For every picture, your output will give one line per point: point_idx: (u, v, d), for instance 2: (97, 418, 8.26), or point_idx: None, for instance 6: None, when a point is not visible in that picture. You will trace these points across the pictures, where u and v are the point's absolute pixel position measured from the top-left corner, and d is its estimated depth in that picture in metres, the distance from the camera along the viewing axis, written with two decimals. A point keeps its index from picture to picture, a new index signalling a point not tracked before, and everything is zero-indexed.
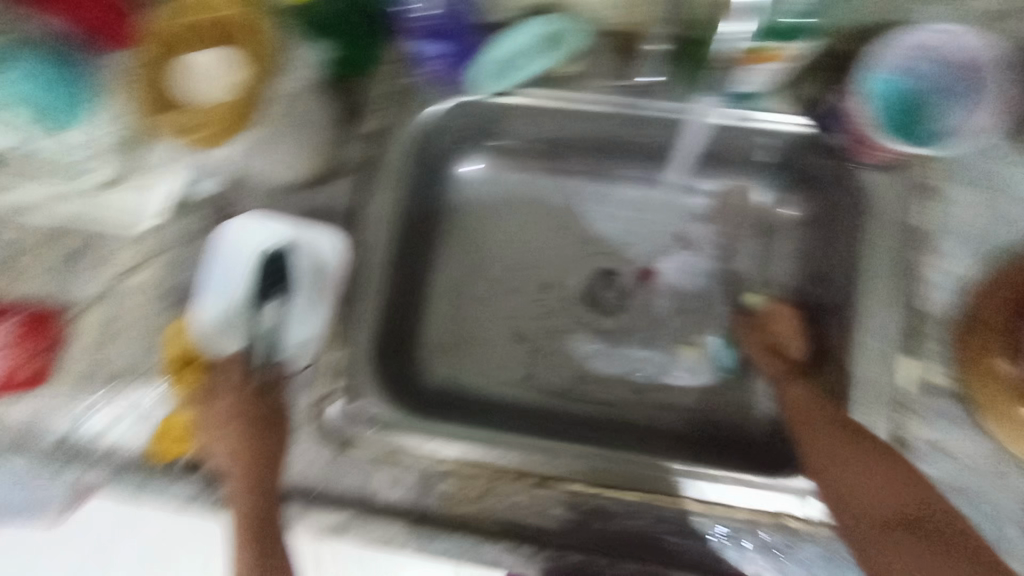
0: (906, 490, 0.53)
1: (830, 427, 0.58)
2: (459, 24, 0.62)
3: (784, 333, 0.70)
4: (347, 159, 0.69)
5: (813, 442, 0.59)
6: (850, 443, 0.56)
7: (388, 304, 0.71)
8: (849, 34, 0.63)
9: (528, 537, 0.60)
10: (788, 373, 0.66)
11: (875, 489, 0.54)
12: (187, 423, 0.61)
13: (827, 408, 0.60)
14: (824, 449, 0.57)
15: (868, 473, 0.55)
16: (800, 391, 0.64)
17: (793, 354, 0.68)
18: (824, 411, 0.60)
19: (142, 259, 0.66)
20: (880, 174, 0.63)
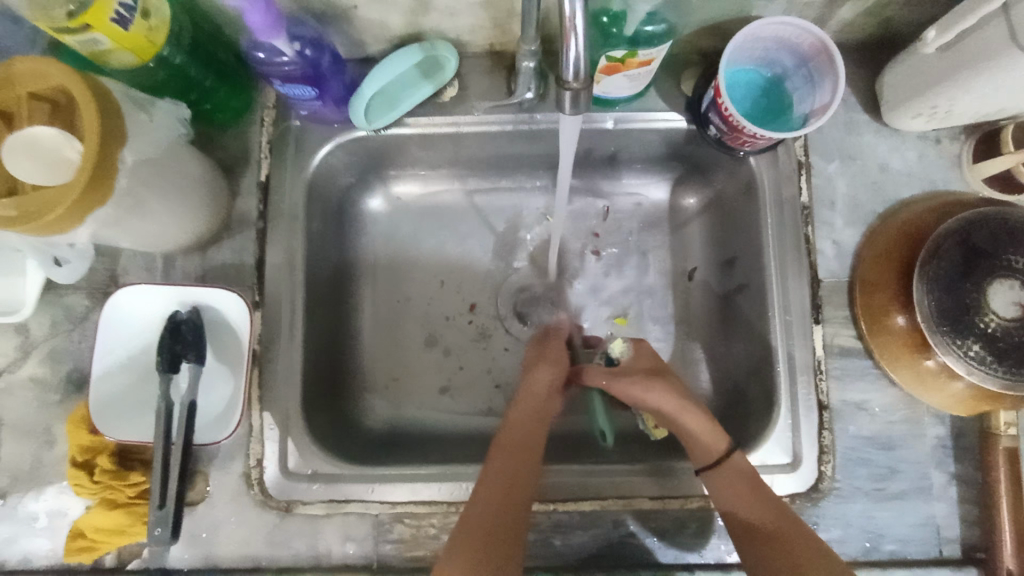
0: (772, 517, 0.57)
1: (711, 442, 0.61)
2: (330, 60, 0.60)
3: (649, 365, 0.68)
4: (244, 213, 0.66)
5: (695, 443, 0.61)
6: (727, 460, 0.59)
7: (312, 352, 0.67)
8: (714, 33, 0.65)
9: None
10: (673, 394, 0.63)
11: (755, 501, 0.58)
12: (107, 517, 0.58)
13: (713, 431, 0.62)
14: (705, 449, 0.61)
15: (759, 510, 0.57)
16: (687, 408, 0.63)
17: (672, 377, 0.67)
18: (688, 414, 0.62)
19: (26, 351, 0.63)
20: (763, 161, 0.67)
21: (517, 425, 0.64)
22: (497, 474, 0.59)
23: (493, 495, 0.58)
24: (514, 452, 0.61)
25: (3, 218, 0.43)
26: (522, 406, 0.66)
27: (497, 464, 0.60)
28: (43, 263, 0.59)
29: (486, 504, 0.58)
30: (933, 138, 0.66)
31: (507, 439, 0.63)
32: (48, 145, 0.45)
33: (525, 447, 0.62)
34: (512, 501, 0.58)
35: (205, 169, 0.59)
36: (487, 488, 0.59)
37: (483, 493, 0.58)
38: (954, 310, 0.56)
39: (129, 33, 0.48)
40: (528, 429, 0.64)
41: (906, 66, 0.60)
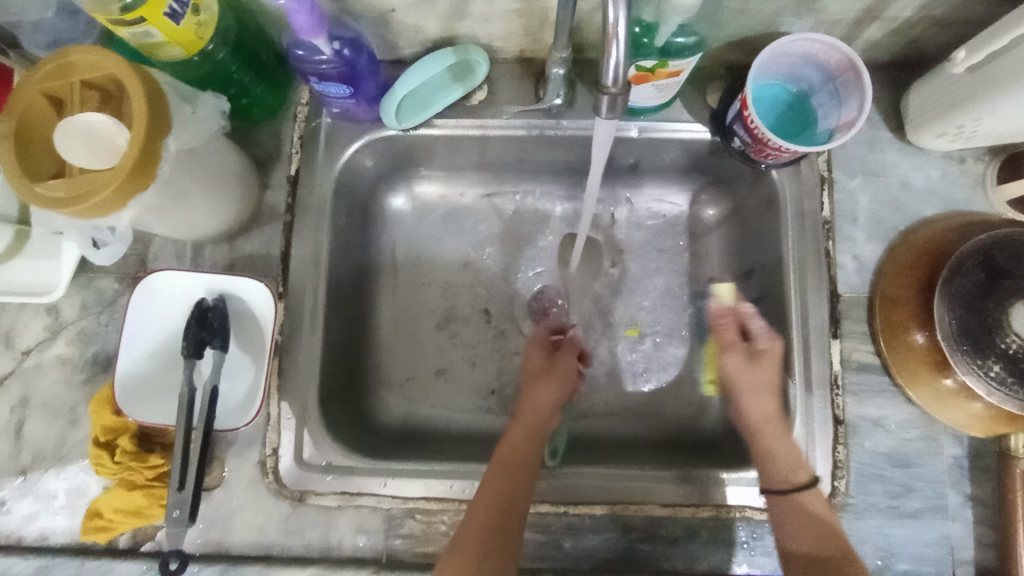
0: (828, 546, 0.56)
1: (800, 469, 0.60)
2: (367, 59, 0.61)
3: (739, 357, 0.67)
4: (273, 206, 0.67)
5: (773, 464, 0.61)
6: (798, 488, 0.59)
7: (332, 345, 0.68)
8: (742, 48, 0.66)
9: None
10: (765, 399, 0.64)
11: (817, 535, 0.57)
12: (126, 497, 0.59)
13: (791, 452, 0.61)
14: (784, 475, 0.60)
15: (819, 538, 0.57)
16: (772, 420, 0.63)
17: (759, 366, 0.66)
18: (775, 427, 0.63)
19: (56, 331, 0.65)
20: (786, 175, 0.68)
21: (515, 445, 0.63)
22: (490, 499, 0.58)
23: (484, 519, 0.57)
24: (510, 475, 0.60)
25: (51, 200, 0.45)
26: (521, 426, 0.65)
27: (492, 487, 0.59)
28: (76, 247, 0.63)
29: (477, 528, 0.57)
30: (957, 158, 0.67)
31: (503, 458, 0.61)
32: (98, 132, 0.46)
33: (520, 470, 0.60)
34: (504, 527, 0.57)
35: (240, 162, 0.61)
36: (480, 511, 0.58)
37: (475, 516, 0.57)
38: (974, 328, 0.56)
39: (180, 27, 0.50)
40: (528, 451, 0.62)
41: (936, 84, 0.60)
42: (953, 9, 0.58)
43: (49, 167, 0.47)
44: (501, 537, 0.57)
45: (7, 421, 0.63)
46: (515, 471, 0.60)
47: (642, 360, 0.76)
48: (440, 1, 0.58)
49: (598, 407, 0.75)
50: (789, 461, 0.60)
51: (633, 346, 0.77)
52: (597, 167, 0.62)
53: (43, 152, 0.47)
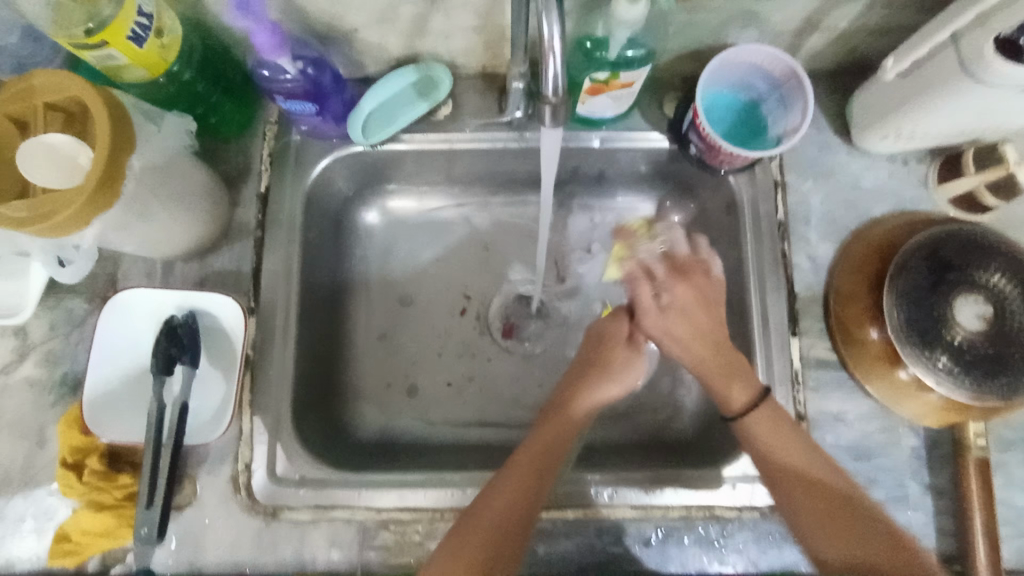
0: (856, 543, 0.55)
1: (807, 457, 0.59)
2: (331, 78, 0.63)
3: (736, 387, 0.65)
4: (243, 222, 0.68)
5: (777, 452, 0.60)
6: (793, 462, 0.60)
7: (305, 358, 0.69)
8: (693, 60, 0.69)
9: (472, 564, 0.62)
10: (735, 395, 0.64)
11: (828, 517, 0.56)
12: (93, 518, 0.58)
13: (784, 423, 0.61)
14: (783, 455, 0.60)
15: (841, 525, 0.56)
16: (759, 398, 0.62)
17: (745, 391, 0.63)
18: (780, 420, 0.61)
19: (24, 352, 0.65)
20: (741, 180, 0.70)
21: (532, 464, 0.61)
22: (492, 520, 0.57)
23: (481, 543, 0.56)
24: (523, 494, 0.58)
25: (14, 218, 0.46)
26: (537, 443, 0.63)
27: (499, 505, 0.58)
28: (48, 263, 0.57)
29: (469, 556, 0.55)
30: (902, 160, 0.70)
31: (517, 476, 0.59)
32: (56, 153, 0.46)
33: (532, 488, 0.59)
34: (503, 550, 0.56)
35: (208, 180, 0.62)
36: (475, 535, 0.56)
37: (477, 533, 0.56)
38: (923, 322, 0.58)
39: (144, 51, 0.52)
40: (540, 469, 0.60)
41: (875, 91, 0.63)
42: (885, 19, 0.61)
43: (12, 187, 0.48)
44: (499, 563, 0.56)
45: None
46: (527, 488, 0.59)
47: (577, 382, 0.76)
48: (400, 19, 0.61)
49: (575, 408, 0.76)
50: (797, 442, 0.60)
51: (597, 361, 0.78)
52: (551, 174, 0.63)
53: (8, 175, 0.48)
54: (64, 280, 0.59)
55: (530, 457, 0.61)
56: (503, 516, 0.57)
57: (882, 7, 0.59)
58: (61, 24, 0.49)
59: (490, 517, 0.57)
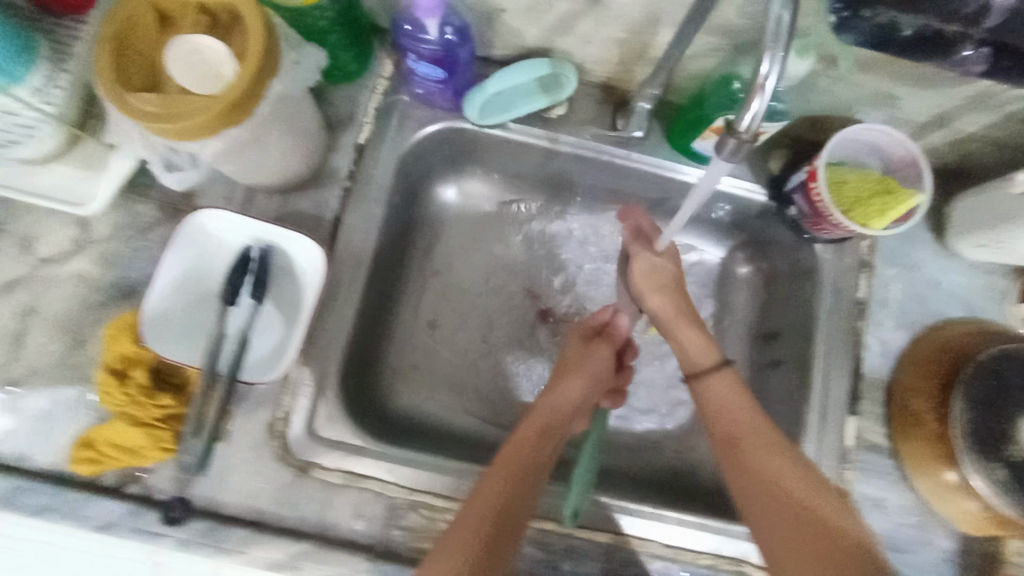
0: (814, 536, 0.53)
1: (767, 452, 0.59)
2: (468, 52, 0.62)
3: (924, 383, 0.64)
4: (335, 169, 0.67)
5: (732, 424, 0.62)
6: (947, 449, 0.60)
7: (361, 319, 0.67)
8: (812, 123, 0.69)
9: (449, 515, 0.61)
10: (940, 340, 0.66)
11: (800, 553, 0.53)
12: (125, 433, 0.56)
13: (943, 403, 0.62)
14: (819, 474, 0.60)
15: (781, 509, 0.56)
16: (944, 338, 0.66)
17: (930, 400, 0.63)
18: (762, 441, 0.60)
19: (82, 247, 0.62)
20: (828, 250, 0.71)
21: (505, 472, 0.56)
22: (469, 541, 0.52)
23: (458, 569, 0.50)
24: (499, 508, 0.54)
25: (143, 111, 0.44)
26: (509, 450, 0.58)
27: (474, 525, 0.53)
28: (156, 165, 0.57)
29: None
30: (986, 269, 0.71)
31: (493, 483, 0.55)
32: (204, 55, 0.45)
33: (510, 494, 0.55)
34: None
35: (315, 120, 0.60)
36: (453, 561, 0.51)
37: (469, 522, 0.53)
38: (987, 431, 0.58)
39: None
40: (513, 479, 0.56)
41: (989, 197, 0.64)
42: (1016, 132, 0.62)
43: (142, 79, 0.47)
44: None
45: (9, 328, 0.60)
46: (510, 487, 0.55)
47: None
48: (551, 13, 0.60)
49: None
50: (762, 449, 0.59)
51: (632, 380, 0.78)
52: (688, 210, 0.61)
53: (137, 63, 0.47)
54: (169, 184, 0.61)
55: (509, 460, 0.57)
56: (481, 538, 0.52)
57: (1019, 121, 0.60)
58: None
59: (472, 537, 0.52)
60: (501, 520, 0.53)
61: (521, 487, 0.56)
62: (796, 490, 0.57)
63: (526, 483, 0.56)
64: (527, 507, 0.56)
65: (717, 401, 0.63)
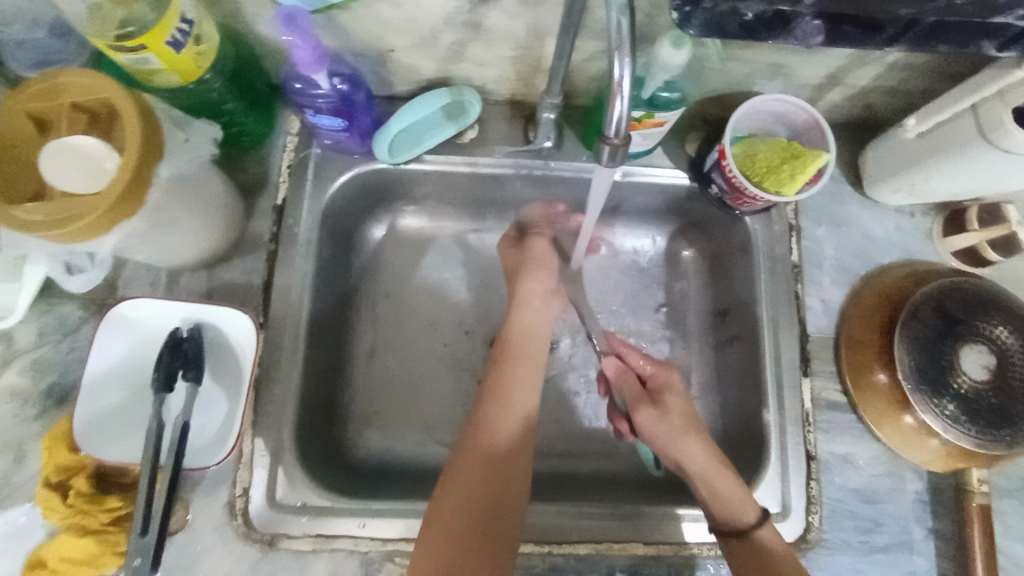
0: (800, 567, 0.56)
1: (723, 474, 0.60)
2: (363, 95, 0.63)
3: (865, 332, 0.66)
4: (257, 234, 0.66)
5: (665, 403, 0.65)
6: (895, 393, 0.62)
7: (311, 378, 0.66)
8: (716, 103, 0.71)
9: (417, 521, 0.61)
10: (877, 289, 0.68)
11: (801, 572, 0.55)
12: (74, 544, 0.54)
13: (887, 349, 0.63)
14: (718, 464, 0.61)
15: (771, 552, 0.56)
16: (877, 288, 0.68)
17: (875, 348, 0.64)
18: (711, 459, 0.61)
19: (8, 360, 0.60)
20: (756, 222, 0.72)
21: (502, 405, 0.61)
22: (452, 519, 0.54)
23: (474, 486, 0.56)
24: (500, 437, 0.59)
25: (28, 222, 0.43)
26: (482, 429, 0.59)
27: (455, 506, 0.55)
28: (54, 271, 0.56)
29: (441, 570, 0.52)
30: (908, 212, 0.73)
31: (468, 466, 0.56)
32: (85, 154, 0.45)
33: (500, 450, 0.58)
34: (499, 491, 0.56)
35: (224, 189, 0.60)
36: (463, 486, 0.56)
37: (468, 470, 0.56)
38: (931, 370, 0.60)
39: (180, 56, 0.50)
40: (509, 413, 0.60)
41: (888, 145, 0.67)
42: (903, 81, 0.65)
43: (28, 188, 0.46)
44: (494, 512, 0.55)
45: None
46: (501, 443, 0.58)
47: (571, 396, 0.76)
48: (439, 44, 0.60)
49: (561, 445, 0.74)
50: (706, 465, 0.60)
51: (597, 384, 0.77)
52: (595, 207, 0.63)
53: (25, 173, 0.46)
54: (74, 288, 0.58)
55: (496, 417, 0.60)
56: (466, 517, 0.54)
57: (902, 70, 0.62)
58: (97, 25, 0.48)
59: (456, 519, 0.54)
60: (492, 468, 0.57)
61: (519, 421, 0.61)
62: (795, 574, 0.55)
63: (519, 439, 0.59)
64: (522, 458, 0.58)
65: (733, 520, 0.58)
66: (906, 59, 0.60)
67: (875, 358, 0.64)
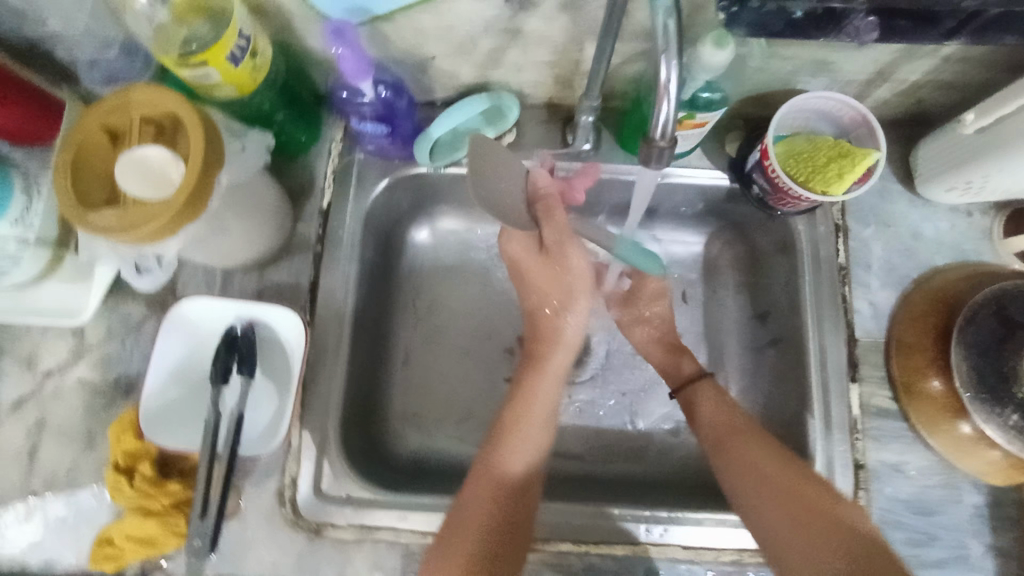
0: (844, 543, 0.51)
1: (741, 445, 0.60)
2: (406, 103, 0.65)
3: (917, 338, 0.63)
4: (304, 236, 0.69)
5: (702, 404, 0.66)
6: (950, 400, 0.60)
7: (353, 375, 0.68)
8: (758, 102, 0.70)
9: None
10: (931, 297, 0.65)
11: (836, 544, 0.51)
12: (138, 525, 0.58)
13: (942, 355, 0.61)
14: (721, 425, 0.63)
15: (792, 503, 0.55)
16: (928, 292, 0.65)
17: (928, 355, 0.62)
18: (746, 435, 0.61)
19: (80, 354, 0.65)
20: (800, 222, 0.70)
21: (496, 462, 0.60)
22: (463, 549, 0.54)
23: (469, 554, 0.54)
24: (496, 498, 0.57)
25: (103, 227, 0.46)
26: (509, 427, 0.62)
27: (479, 504, 0.57)
28: (126, 271, 0.61)
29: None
30: (964, 212, 0.70)
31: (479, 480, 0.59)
32: (153, 164, 0.48)
33: (494, 512, 0.57)
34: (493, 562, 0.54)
35: (274, 192, 0.63)
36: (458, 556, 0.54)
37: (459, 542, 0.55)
38: (993, 376, 0.57)
39: (238, 70, 0.53)
40: (505, 473, 0.59)
41: (942, 143, 0.64)
42: (960, 74, 0.62)
43: (102, 195, 0.49)
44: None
45: (23, 445, 0.63)
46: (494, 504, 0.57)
47: (607, 398, 0.76)
48: (479, 50, 0.62)
49: (595, 447, 0.74)
50: (748, 453, 0.59)
51: (632, 385, 0.77)
52: (639, 205, 0.63)
53: (96, 180, 0.50)
54: (139, 288, 0.64)
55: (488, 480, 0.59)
56: (486, 515, 0.56)
57: (959, 63, 0.60)
58: (163, 45, 0.52)
59: (474, 527, 0.55)
60: (485, 535, 0.55)
61: (514, 485, 0.59)
62: (810, 493, 0.55)
63: (513, 505, 0.58)
64: (515, 528, 0.57)
65: (750, 470, 0.58)
66: (964, 52, 0.58)
67: (928, 364, 0.62)
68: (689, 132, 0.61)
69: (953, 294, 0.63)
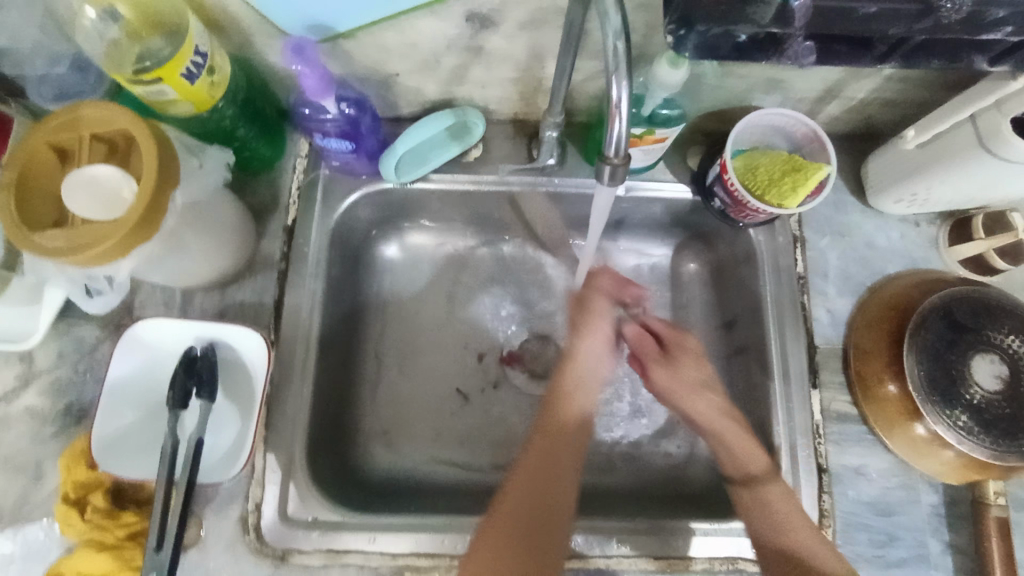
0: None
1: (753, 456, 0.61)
2: (369, 120, 0.65)
3: (872, 344, 0.65)
4: (268, 253, 0.68)
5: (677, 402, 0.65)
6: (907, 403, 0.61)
7: (320, 395, 0.67)
8: (716, 117, 0.72)
9: (425, 534, 0.61)
10: (884, 304, 0.67)
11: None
12: (90, 561, 0.55)
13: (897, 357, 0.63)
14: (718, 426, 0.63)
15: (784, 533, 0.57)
16: (881, 299, 0.68)
17: (883, 359, 0.64)
18: (743, 440, 0.62)
19: (28, 380, 0.62)
20: (760, 233, 0.72)
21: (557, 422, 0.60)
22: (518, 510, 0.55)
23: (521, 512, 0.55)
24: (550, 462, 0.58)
25: (48, 248, 0.45)
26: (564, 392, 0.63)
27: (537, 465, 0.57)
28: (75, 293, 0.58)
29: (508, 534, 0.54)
30: (913, 221, 0.73)
31: (530, 467, 0.57)
32: (102, 183, 0.47)
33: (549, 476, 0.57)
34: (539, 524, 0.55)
35: (235, 210, 0.62)
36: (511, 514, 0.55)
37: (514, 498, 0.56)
38: (943, 379, 0.59)
39: (194, 87, 0.52)
40: (562, 434, 0.60)
41: (887, 156, 0.67)
42: (902, 92, 0.65)
43: (49, 216, 0.48)
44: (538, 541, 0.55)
45: None
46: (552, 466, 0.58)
47: None
48: (443, 67, 0.62)
49: None
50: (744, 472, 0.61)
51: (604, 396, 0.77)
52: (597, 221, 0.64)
53: (44, 203, 0.48)
54: (91, 310, 0.61)
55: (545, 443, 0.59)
56: (546, 474, 0.57)
57: (901, 81, 0.63)
58: (116, 62, 0.51)
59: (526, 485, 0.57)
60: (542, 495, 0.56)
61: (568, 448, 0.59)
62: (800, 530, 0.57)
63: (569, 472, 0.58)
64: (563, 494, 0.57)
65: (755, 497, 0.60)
66: (904, 71, 0.61)
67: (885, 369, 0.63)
68: (651, 146, 0.62)
69: (906, 298, 0.66)
